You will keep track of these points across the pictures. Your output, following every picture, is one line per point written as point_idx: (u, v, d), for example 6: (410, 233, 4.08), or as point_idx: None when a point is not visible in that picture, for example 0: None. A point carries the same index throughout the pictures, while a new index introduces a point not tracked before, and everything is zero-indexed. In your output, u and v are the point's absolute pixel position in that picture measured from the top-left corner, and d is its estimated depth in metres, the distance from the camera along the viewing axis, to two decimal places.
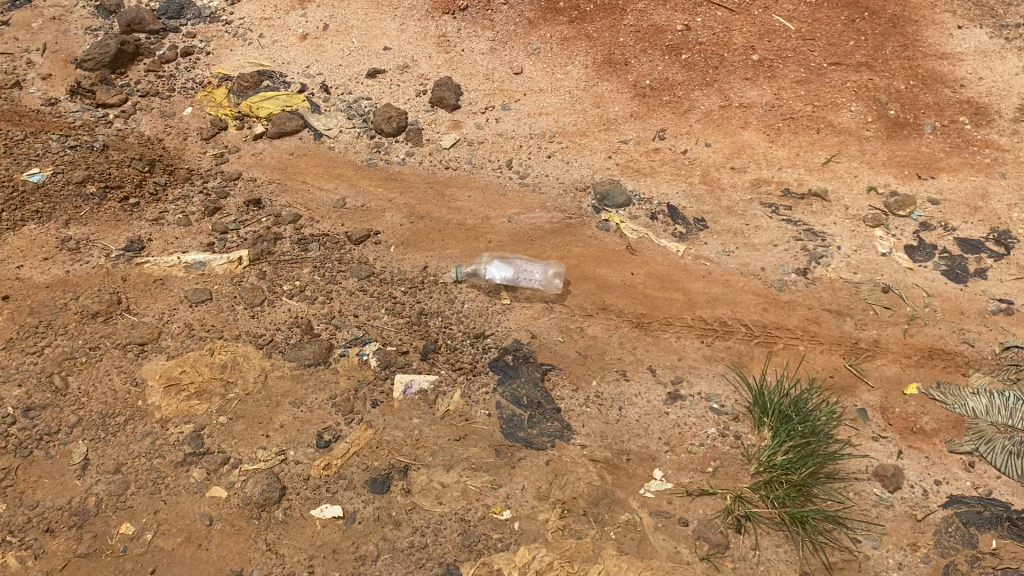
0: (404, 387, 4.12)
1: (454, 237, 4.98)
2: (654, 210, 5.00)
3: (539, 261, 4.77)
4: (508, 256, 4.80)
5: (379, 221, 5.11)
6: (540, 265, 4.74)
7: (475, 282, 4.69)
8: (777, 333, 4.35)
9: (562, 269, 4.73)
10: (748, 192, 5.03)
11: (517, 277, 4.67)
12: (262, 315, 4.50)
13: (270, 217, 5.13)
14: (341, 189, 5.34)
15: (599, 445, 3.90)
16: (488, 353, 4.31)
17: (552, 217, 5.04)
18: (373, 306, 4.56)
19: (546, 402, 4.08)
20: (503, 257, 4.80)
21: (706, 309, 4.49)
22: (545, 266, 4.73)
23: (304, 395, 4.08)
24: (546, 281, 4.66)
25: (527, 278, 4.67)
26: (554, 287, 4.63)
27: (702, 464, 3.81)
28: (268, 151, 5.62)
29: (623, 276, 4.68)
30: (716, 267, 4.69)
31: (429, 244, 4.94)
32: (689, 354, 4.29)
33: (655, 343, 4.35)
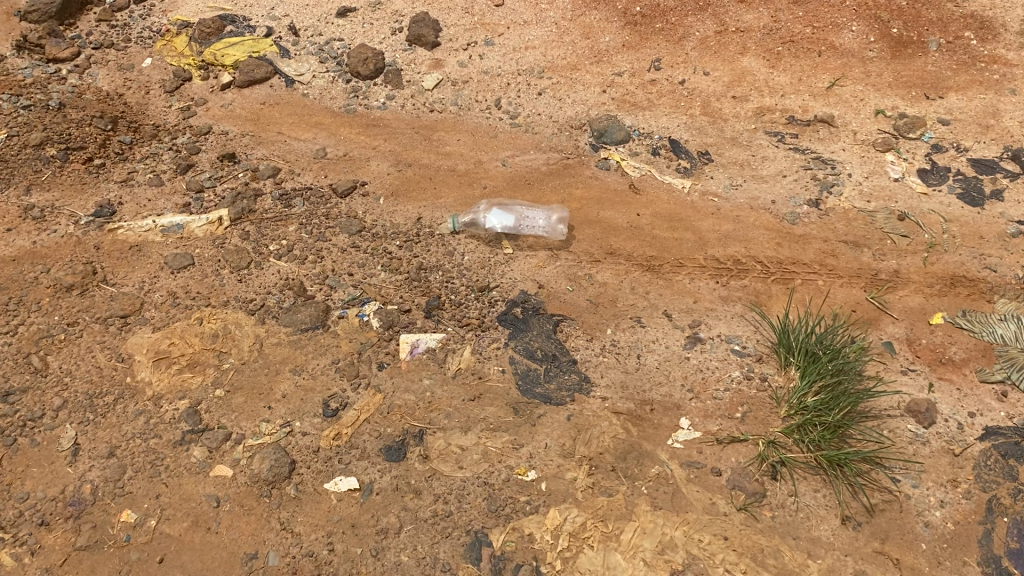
0: (410, 348, 3.90)
1: (447, 185, 4.72)
2: (655, 144, 4.76)
3: (539, 205, 4.53)
4: (508, 202, 4.55)
5: (365, 171, 4.82)
6: (542, 210, 4.50)
7: (474, 231, 4.44)
8: (794, 269, 4.18)
9: (564, 213, 4.48)
10: (751, 121, 4.81)
11: (519, 223, 4.42)
12: (251, 279, 4.22)
13: (247, 171, 4.81)
14: (320, 139, 5.03)
15: (621, 397, 3.72)
16: (495, 307, 4.10)
17: (548, 157, 4.79)
18: (368, 263, 4.31)
19: (561, 354, 3.88)
20: (503, 204, 4.54)
21: (718, 248, 4.30)
22: (548, 210, 4.49)
23: (305, 362, 3.84)
24: (550, 228, 4.42)
25: (531, 223, 4.43)
26: (559, 232, 4.40)
27: (730, 409, 3.65)
28: (238, 102, 5.27)
29: (629, 218, 4.47)
30: (725, 203, 4.48)
31: (420, 194, 4.68)
32: (705, 296, 4.12)
33: (667, 287, 4.17)
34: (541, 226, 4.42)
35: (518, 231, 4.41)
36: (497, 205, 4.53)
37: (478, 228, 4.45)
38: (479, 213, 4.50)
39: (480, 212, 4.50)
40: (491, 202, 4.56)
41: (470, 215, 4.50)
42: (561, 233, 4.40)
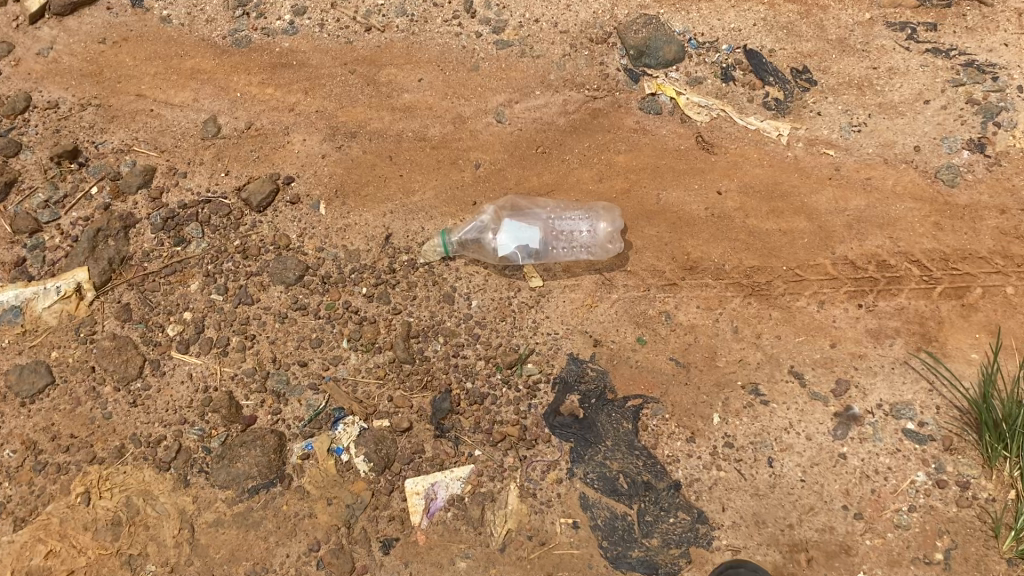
0: (427, 506, 2.54)
1: (421, 169, 3.08)
2: (725, 63, 3.13)
3: (569, 203, 2.99)
4: (527, 205, 2.99)
5: (286, 155, 3.13)
6: (580, 213, 2.94)
7: (478, 253, 2.90)
8: (967, 269, 2.81)
9: (615, 210, 2.95)
10: (864, 7, 3.17)
11: (550, 238, 2.87)
12: (152, 399, 2.70)
13: (102, 182, 3.08)
14: (205, 99, 3.24)
15: (758, 546, 2.48)
16: (538, 398, 2.70)
17: (565, 99, 3.16)
18: (326, 338, 2.80)
19: (658, 479, 2.56)
20: (521, 209, 2.98)
21: (850, 243, 2.87)
22: (588, 212, 2.94)
23: (269, 555, 2.50)
24: (595, 244, 2.89)
25: (566, 236, 2.88)
26: (612, 246, 2.90)
27: (924, 547, 2.47)
28: (64, 42, 3.36)
29: (705, 201, 2.97)
30: (845, 158, 2.99)
31: (381, 190, 3.05)
32: (845, 335, 2.76)
33: (786, 323, 2.79)
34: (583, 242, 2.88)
35: (551, 252, 2.87)
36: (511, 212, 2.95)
37: (489, 253, 2.89)
38: (484, 225, 2.92)
39: (485, 224, 2.92)
40: (500, 206, 2.98)
41: (472, 230, 2.92)
42: (617, 247, 2.90)
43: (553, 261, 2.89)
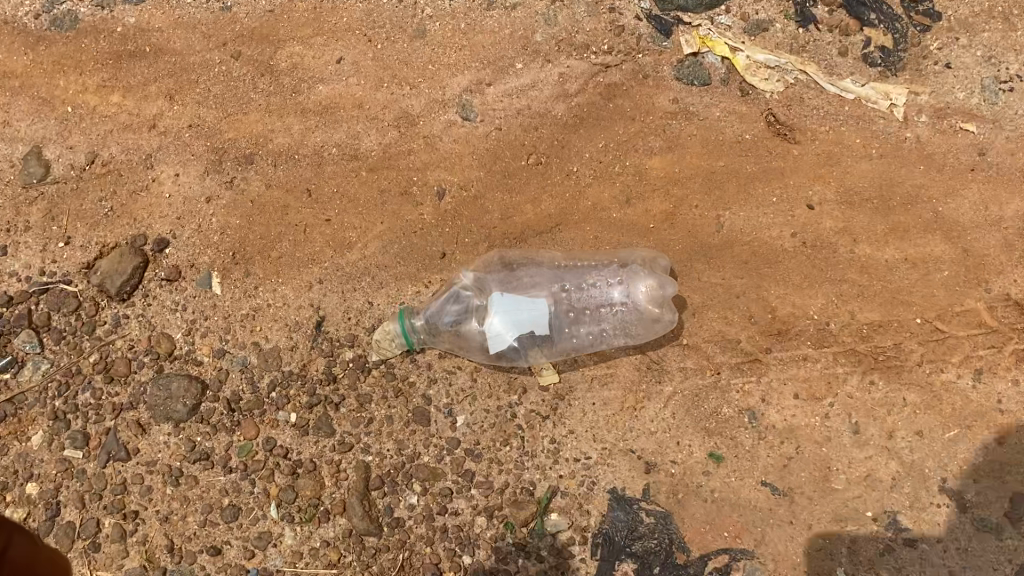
0: None
1: (359, 207, 2.05)
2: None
3: (588, 256, 1.97)
4: (526, 264, 1.96)
5: (152, 203, 2.07)
6: (608, 266, 1.92)
7: (458, 344, 1.88)
8: None
9: (664, 263, 1.95)
10: None
11: (564, 308, 1.85)
12: None
13: None
14: (17, 121, 2.09)
15: None
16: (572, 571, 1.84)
17: (563, 73, 2.06)
18: (243, 504, 1.89)
19: None
20: (517, 268, 1.95)
21: (1012, 273, 1.92)
22: (620, 265, 1.92)
23: None
24: (638, 312, 1.86)
25: (590, 305, 1.86)
26: (663, 317, 1.87)
27: None
28: None
29: (789, 222, 1.97)
30: (993, 134, 1.97)
31: (300, 247, 2.04)
32: (1017, 423, 1.86)
33: (928, 409, 1.88)
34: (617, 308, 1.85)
35: (567, 333, 1.85)
36: (502, 274, 1.93)
37: (470, 342, 1.86)
38: (461, 295, 1.89)
39: (462, 293, 1.89)
40: (484, 268, 1.97)
41: (443, 304, 1.89)
42: (668, 319, 1.87)
43: (571, 352, 1.88)
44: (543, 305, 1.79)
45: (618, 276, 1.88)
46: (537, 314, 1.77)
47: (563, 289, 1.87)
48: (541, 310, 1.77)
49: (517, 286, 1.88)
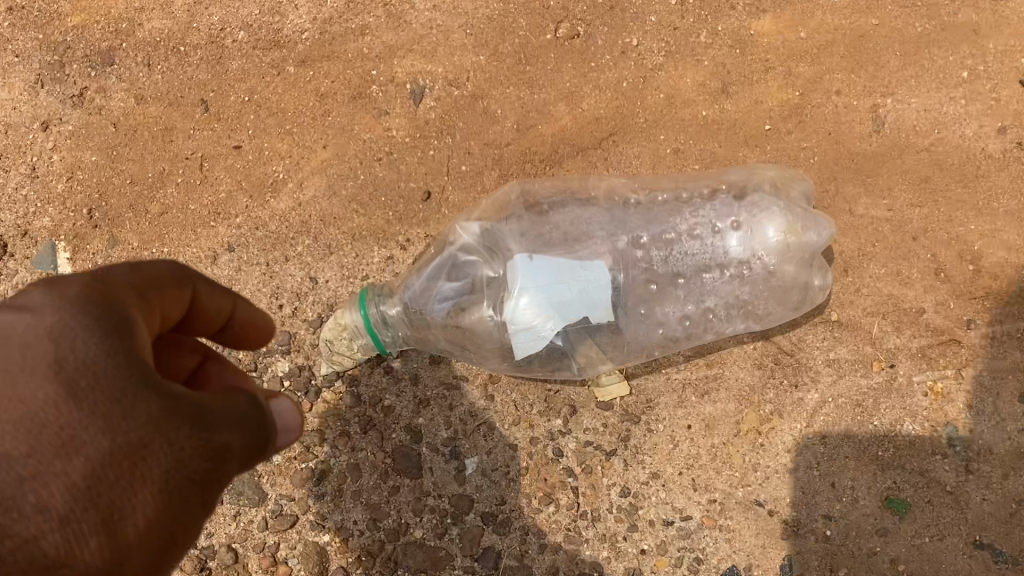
0: None
1: (289, 126, 1.27)
2: None
3: (675, 182, 1.17)
4: (566, 198, 1.15)
5: None
6: (708, 199, 1.12)
7: (457, 345, 1.11)
8: None
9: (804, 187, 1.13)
10: None
11: (640, 279, 1.08)
12: None
13: None
14: None
15: None
16: None
17: None
18: None
19: None
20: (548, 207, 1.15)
21: None
22: (733, 194, 1.11)
23: None
24: (769, 284, 1.08)
25: (686, 271, 1.07)
26: (807, 286, 1.11)
27: None
28: None
29: (991, 111, 1.20)
30: None
31: (198, 194, 1.27)
32: None
33: None
34: (736, 275, 1.07)
35: (647, 320, 1.09)
36: (526, 218, 1.13)
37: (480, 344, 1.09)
38: (457, 261, 1.09)
39: (459, 257, 1.09)
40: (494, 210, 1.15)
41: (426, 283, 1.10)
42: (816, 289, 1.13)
43: (654, 352, 1.13)
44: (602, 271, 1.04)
45: (730, 215, 1.08)
46: (595, 285, 1.02)
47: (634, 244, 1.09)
48: (597, 281, 1.02)
49: (554, 241, 1.09)
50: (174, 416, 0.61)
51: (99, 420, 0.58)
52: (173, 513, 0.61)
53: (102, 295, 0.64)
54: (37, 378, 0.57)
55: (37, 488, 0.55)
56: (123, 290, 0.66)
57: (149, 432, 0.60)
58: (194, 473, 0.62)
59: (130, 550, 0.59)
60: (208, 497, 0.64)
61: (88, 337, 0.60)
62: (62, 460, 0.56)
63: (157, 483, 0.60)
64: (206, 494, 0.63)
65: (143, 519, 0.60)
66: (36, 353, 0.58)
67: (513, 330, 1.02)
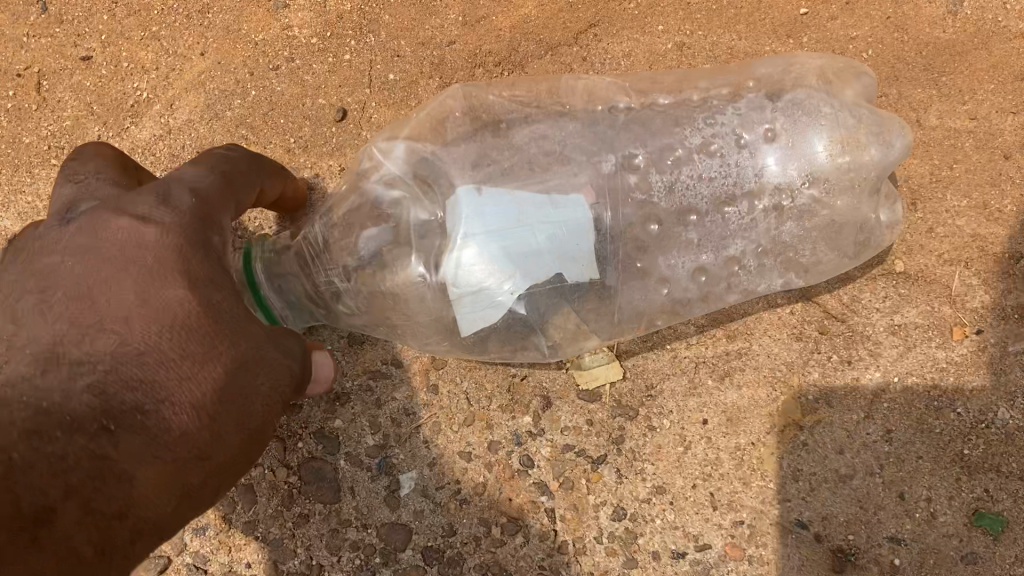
0: None
1: (154, 28, 0.94)
2: None
3: (683, 81, 0.85)
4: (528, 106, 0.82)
5: None
6: (728, 100, 0.80)
7: (384, 321, 0.79)
8: None
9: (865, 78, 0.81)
10: None
11: (635, 219, 0.77)
12: None
13: None
14: None
15: None
16: None
17: None
18: None
19: None
20: (503, 116, 0.81)
21: None
22: (766, 91, 0.79)
23: None
24: (816, 217, 0.77)
25: (699, 205, 0.76)
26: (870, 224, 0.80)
27: None
28: None
29: None
30: None
31: (32, 123, 0.94)
32: None
33: None
34: (772, 207, 0.76)
35: (645, 278, 0.78)
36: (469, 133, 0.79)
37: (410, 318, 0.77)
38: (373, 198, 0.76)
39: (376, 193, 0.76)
40: (427, 122, 0.82)
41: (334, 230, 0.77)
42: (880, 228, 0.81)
43: (656, 323, 0.83)
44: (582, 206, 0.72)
45: (762, 121, 0.77)
46: (573, 228, 0.70)
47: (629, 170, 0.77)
48: (574, 220, 0.70)
49: (514, 166, 0.76)
50: (255, 333, 0.61)
51: (228, 332, 0.58)
52: (272, 417, 0.62)
53: (206, 211, 0.63)
54: (177, 284, 0.56)
55: (177, 392, 0.53)
56: (218, 207, 0.65)
57: (257, 349, 0.60)
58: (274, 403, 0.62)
59: (236, 453, 0.60)
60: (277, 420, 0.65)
61: (201, 255, 0.59)
62: (209, 367, 0.55)
63: (266, 396, 0.61)
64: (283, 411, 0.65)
65: (256, 423, 0.60)
66: (172, 262, 0.57)
67: (458, 294, 0.69)
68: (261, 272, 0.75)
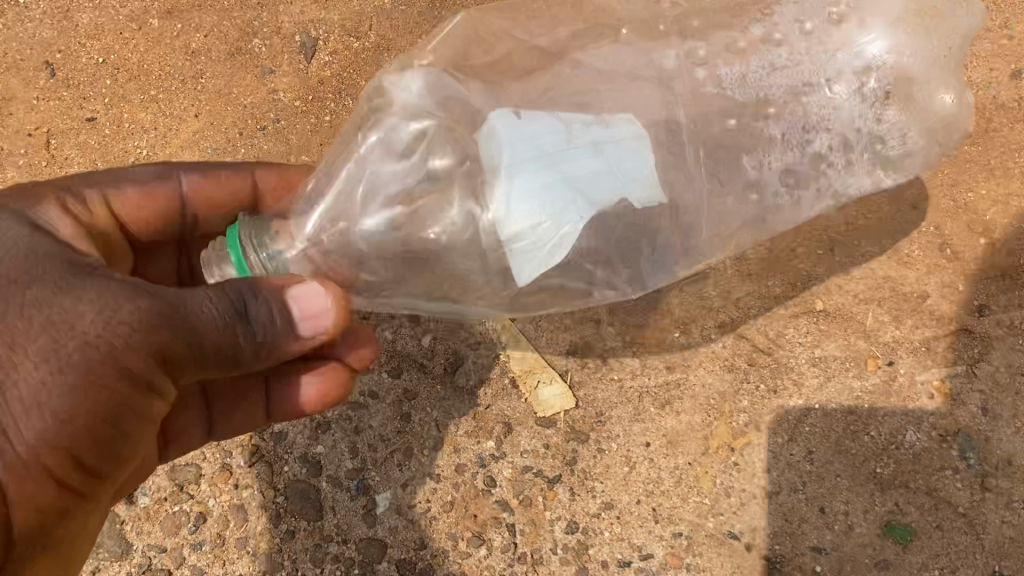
0: None
1: (152, 92, 1.05)
2: None
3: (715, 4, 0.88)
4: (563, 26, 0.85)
5: None
6: None
7: (414, 260, 0.71)
8: None
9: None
10: None
11: (729, 121, 0.79)
12: None
13: None
14: None
15: None
16: None
17: None
18: None
19: None
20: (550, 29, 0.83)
21: None
22: None
23: None
24: (895, 53, 0.76)
25: (761, 129, 0.79)
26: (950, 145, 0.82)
27: None
28: None
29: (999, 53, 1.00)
30: None
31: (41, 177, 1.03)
32: None
33: None
34: (873, 95, 0.77)
35: (734, 181, 0.80)
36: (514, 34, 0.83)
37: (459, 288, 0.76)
38: (389, 136, 0.69)
39: (391, 134, 0.69)
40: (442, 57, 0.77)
41: (348, 181, 0.69)
42: (960, 126, 0.81)
43: (747, 232, 0.86)
44: (633, 138, 0.69)
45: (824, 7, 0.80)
46: (626, 152, 0.68)
47: (693, 110, 0.79)
48: (624, 145, 0.68)
49: (606, 63, 0.80)
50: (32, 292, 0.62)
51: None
52: (90, 385, 0.61)
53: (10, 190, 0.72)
54: None
55: None
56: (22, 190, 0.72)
57: (28, 314, 0.61)
58: (76, 362, 0.61)
59: (37, 434, 0.61)
60: (111, 392, 0.62)
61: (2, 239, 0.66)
62: None
63: (48, 359, 0.61)
64: (109, 378, 0.62)
65: (41, 391, 0.61)
66: None
67: (517, 249, 0.66)
68: (259, 258, 0.69)
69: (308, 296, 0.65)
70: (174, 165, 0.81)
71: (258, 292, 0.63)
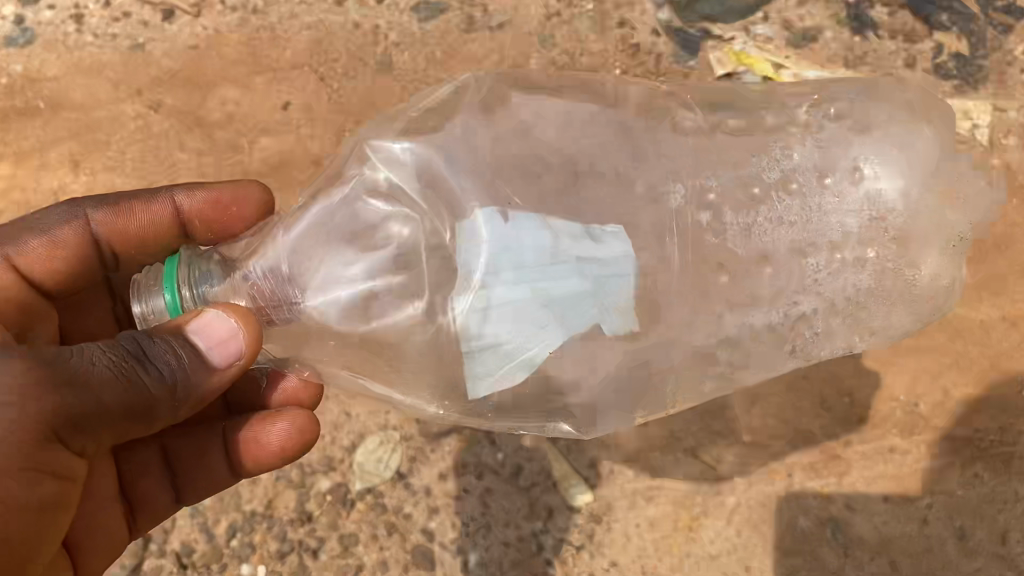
0: None
1: None
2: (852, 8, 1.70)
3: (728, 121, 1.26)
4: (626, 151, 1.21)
5: None
6: (807, 141, 1.24)
7: (372, 310, 1.09)
8: None
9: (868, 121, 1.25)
10: None
11: (760, 254, 1.17)
12: None
13: None
14: None
15: None
16: None
17: None
18: None
19: None
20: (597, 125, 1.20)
21: None
22: (855, 130, 1.23)
23: None
24: (900, 204, 1.17)
25: (753, 273, 1.17)
26: (954, 265, 1.23)
27: None
28: None
29: None
30: None
31: None
32: None
33: None
34: (869, 204, 1.17)
35: (786, 263, 1.17)
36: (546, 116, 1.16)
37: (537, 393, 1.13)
38: (356, 212, 1.10)
39: (363, 211, 1.10)
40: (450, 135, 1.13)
41: (317, 273, 1.09)
42: (940, 295, 1.24)
43: (795, 297, 1.19)
44: (619, 260, 1.07)
45: (845, 158, 1.20)
46: (605, 282, 1.05)
47: (735, 198, 1.18)
48: (613, 265, 1.05)
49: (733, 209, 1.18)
50: None
51: None
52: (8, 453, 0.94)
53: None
54: None
55: None
56: None
57: None
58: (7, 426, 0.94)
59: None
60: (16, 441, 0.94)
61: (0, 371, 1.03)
62: None
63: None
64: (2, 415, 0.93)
65: None
66: None
67: (475, 346, 1.05)
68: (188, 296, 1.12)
69: (211, 326, 1.02)
70: (76, 214, 1.27)
71: (155, 339, 1.01)
